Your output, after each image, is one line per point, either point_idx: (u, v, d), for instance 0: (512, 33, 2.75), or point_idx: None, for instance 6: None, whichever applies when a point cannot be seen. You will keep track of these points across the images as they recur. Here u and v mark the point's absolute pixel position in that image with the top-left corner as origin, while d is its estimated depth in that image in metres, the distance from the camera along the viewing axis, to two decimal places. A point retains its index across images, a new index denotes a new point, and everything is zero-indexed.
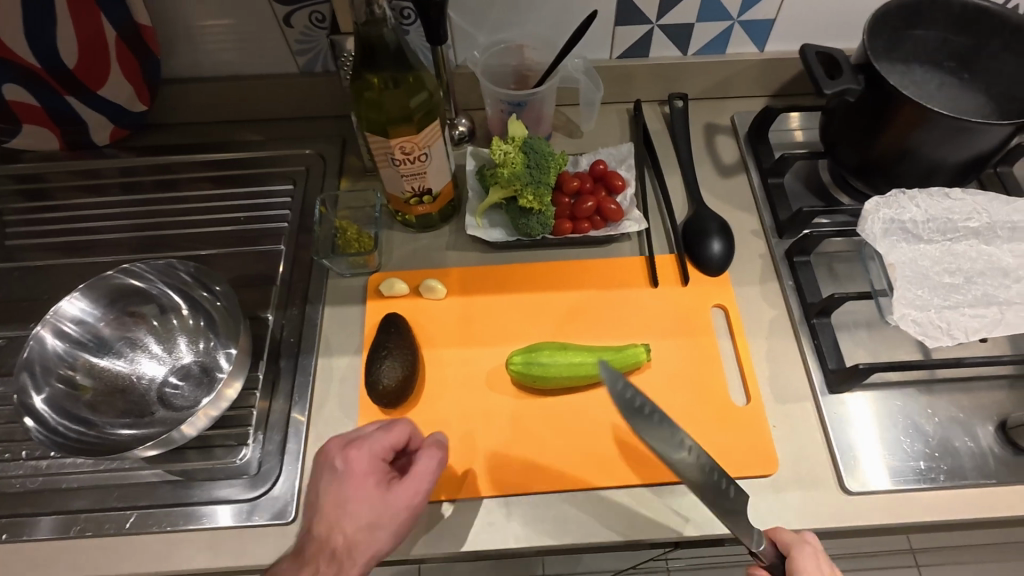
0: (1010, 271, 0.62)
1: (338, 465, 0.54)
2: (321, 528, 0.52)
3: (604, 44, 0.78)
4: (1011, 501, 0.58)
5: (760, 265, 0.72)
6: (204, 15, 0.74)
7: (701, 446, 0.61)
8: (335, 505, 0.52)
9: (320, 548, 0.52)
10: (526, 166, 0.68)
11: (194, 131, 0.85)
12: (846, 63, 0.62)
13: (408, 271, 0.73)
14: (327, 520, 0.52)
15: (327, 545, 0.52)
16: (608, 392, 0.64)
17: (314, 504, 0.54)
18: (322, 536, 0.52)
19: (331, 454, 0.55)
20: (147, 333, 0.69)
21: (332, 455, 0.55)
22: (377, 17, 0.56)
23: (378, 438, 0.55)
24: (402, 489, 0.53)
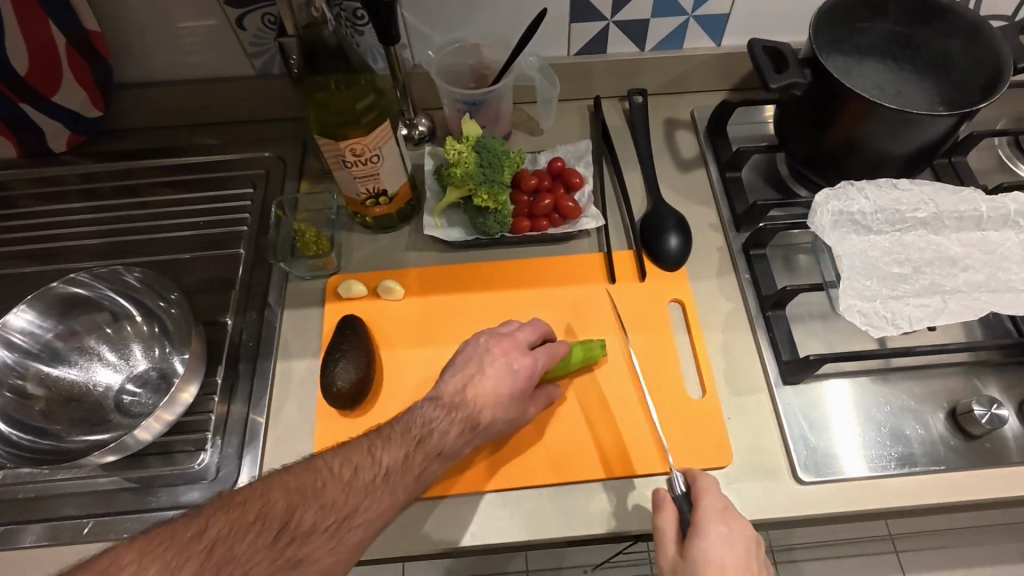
0: (958, 260, 0.64)
1: (513, 365, 0.60)
2: (477, 398, 0.57)
3: (560, 42, 0.78)
4: (962, 487, 0.59)
5: (718, 259, 0.72)
6: (156, 19, 0.73)
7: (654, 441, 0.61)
8: (501, 392, 0.58)
9: (469, 412, 0.57)
10: (480, 165, 0.68)
11: (154, 136, 0.85)
12: (791, 58, 0.62)
13: (368, 273, 0.73)
14: (487, 392, 0.58)
15: (474, 420, 0.57)
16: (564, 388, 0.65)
17: (458, 379, 0.59)
18: (476, 400, 0.57)
19: (505, 351, 0.61)
20: (100, 341, 0.69)
21: (511, 355, 0.61)
22: (316, 19, 0.58)
23: (541, 346, 0.63)
24: (534, 407, 0.61)
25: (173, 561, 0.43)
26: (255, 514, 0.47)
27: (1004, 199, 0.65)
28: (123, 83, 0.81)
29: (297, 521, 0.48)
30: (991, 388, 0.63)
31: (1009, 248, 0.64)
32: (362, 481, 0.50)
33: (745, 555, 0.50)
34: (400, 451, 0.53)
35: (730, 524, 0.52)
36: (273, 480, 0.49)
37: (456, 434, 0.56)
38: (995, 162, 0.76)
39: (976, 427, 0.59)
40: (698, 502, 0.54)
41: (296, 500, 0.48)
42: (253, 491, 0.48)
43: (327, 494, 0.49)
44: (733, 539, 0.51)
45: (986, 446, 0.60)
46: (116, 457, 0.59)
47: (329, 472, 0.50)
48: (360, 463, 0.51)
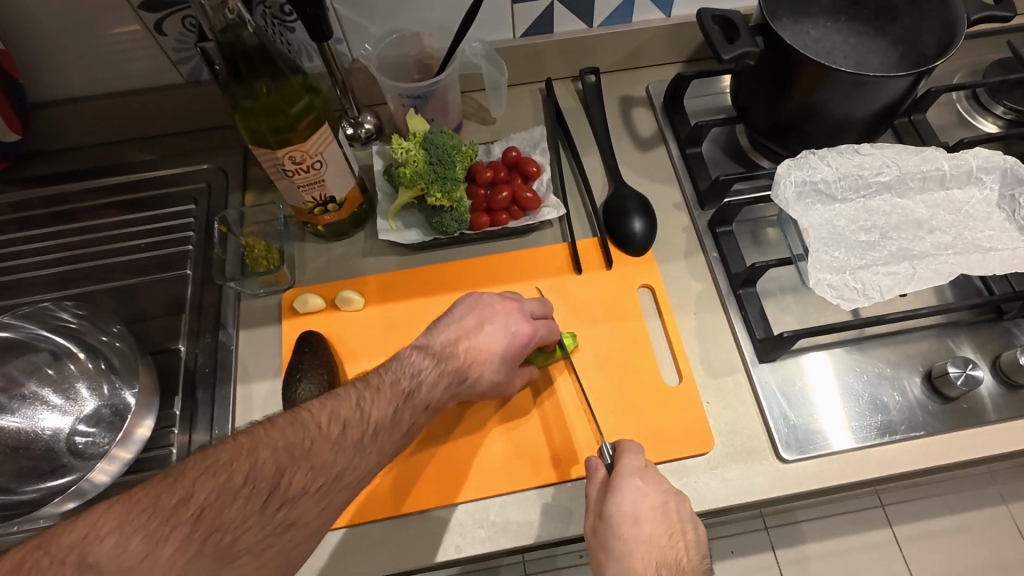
0: (924, 222, 0.64)
1: (512, 327, 0.59)
2: (469, 353, 0.56)
3: (503, 25, 0.74)
4: (943, 450, 0.58)
5: (685, 239, 0.70)
6: (67, 29, 0.68)
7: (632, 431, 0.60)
8: (495, 352, 0.57)
9: (460, 364, 0.55)
10: (429, 163, 0.65)
11: (83, 156, 0.80)
12: (742, 26, 0.60)
13: (324, 285, 0.69)
14: (482, 348, 0.56)
15: (463, 374, 0.55)
16: (535, 389, 0.63)
17: (454, 332, 0.57)
18: (467, 351, 0.56)
19: (507, 311, 0.60)
20: (43, 385, 0.65)
21: (513, 316, 0.59)
22: (233, 21, 0.53)
23: (541, 317, 0.62)
24: (519, 379, 0.60)
25: (160, 531, 0.38)
26: (243, 477, 0.42)
27: (966, 155, 0.64)
28: (42, 102, 0.75)
29: (286, 484, 0.43)
30: (964, 348, 0.63)
31: (973, 206, 0.64)
32: (351, 439, 0.47)
33: (660, 505, 0.52)
34: (389, 406, 0.49)
35: (646, 479, 0.53)
36: (258, 437, 0.44)
37: (444, 386, 0.54)
38: (953, 118, 0.75)
39: (951, 389, 0.58)
40: (616, 462, 0.55)
41: (285, 462, 0.44)
42: (237, 449, 0.44)
43: (315, 453, 0.45)
44: (649, 492, 0.53)
45: (963, 406, 0.60)
46: (76, 504, 0.56)
47: (317, 429, 0.46)
48: (348, 419, 0.47)
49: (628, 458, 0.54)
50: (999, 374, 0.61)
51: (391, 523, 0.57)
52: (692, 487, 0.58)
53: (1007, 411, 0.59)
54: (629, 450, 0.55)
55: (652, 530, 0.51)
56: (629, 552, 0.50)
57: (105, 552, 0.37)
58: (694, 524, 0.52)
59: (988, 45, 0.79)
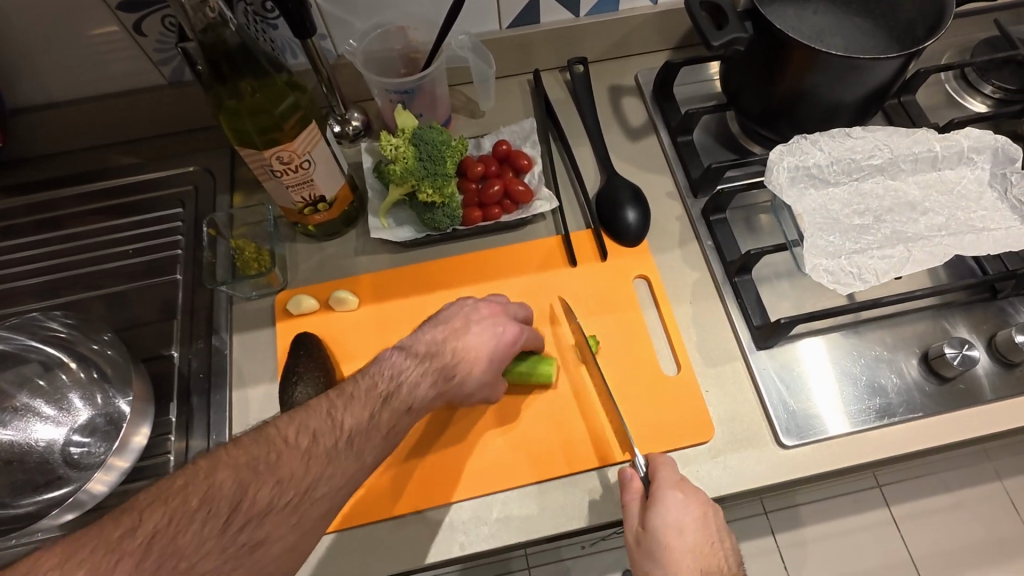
0: (917, 204, 0.64)
1: (499, 328, 0.58)
2: (456, 354, 0.54)
3: (490, 16, 0.73)
4: (941, 430, 0.59)
5: (679, 228, 0.70)
6: (42, 32, 0.66)
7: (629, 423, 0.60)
8: (481, 353, 0.55)
9: (447, 362, 0.53)
10: (419, 159, 0.64)
11: (65, 161, 0.78)
12: (731, 12, 0.59)
13: (316, 285, 0.69)
14: (468, 349, 0.55)
15: (450, 373, 0.53)
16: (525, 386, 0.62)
17: (439, 332, 0.55)
18: (455, 352, 0.54)
19: (494, 313, 0.59)
20: (34, 397, 0.64)
21: (499, 318, 0.58)
22: (214, 20, 0.52)
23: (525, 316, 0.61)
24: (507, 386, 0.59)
25: (105, 562, 0.37)
26: (199, 499, 0.41)
27: (956, 136, 0.64)
28: (21, 107, 0.74)
29: (250, 501, 0.42)
30: (959, 328, 0.63)
31: (964, 186, 0.64)
32: (324, 447, 0.45)
33: (702, 516, 0.52)
34: (364, 411, 0.48)
35: (686, 491, 0.53)
36: (219, 457, 0.43)
37: (426, 386, 0.52)
38: (942, 98, 0.75)
39: (948, 370, 0.58)
40: (655, 474, 0.54)
41: (247, 478, 0.42)
42: (196, 471, 0.42)
43: (282, 466, 0.44)
44: (690, 504, 0.52)
45: (960, 387, 0.60)
46: (74, 514, 0.55)
47: (284, 442, 0.45)
48: (319, 428, 0.46)
49: (665, 472, 0.54)
50: (995, 354, 0.61)
51: (395, 523, 0.57)
52: (693, 477, 0.58)
53: (1003, 390, 0.60)
54: (662, 462, 0.54)
55: (697, 542, 0.51)
56: (679, 564, 0.51)
57: None
58: (727, 527, 0.53)
59: (975, 24, 0.79)
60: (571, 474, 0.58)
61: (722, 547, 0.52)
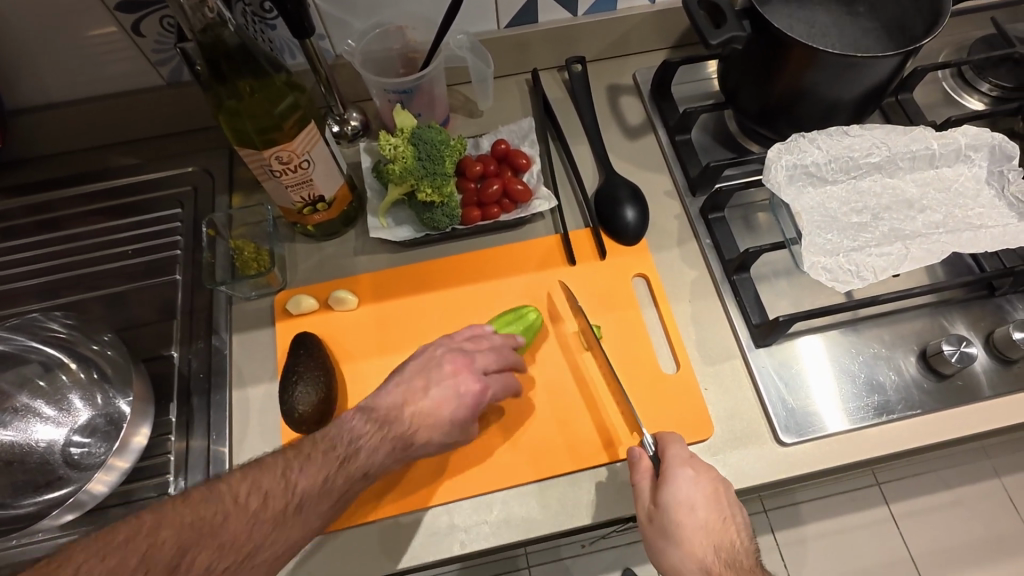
0: (915, 202, 0.64)
1: (461, 388, 0.56)
2: (414, 418, 0.54)
3: (488, 16, 0.74)
4: (939, 427, 0.59)
5: (678, 226, 0.70)
6: (40, 33, 0.66)
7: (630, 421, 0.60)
8: (440, 415, 0.55)
9: (404, 429, 0.53)
10: (418, 159, 0.64)
11: (65, 162, 0.78)
12: (729, 10, 0.59)
13: (316, 285, 0.69)
14: (428, 412, 0.54)
15: (408, 440, 0.53)
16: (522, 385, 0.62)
17: (400, 395, 0.55)
18: (414, 417, 0.54)
19: (457, 372, 0.56)
20: (35, 397, 0.64)
21: (462, 376, 0.56)
22: (213, 20, 0.52)
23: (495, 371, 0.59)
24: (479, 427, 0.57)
25: None
26: (140, 557, 0.41)
27: (954, 134, 0.65)
28: (20, 108, 0.74)
29: (187, 565, 0.42)
30: (957, 325, 0.63)
31: (962, 183, 0.64)
32: (271, 511, 0.46)
33: (712, 492, 0.52)
34: (319, 474, 0.49)
35: (696, 467, 0.53)
36: (165, 512, 0.44)
37: (385, 452, 0.52)
38: (939, 95, 0.75)
39: (946, 367, 0.59)
40: (664, 450, 0.54)
41: (189, 541, 0.43)
42: (138, 528, 0.43)
43: (226, 530, 0.44)
44: (701, 481, 0.53)
45: (958, 384, 0.60)
46: (75, 515, 0.55)
47: (233, 502, 0.46)
48: (270, 489, 0.47)
49: (675, 449, 0.54)
50: (993, 350, 0.61)
51: (396, 522, 0.57)
52: None
53: (1001, 387, 0.60)
54: (672, 440, 0.55)
55: (709, 517, 0.51)
56: (690, 541, 0.51)
57: None
58: (737, 504, 0.53)
59: (972, 22, 0.79)
60: (572, 472, 0.58)
61: (735, 524, 0.52)
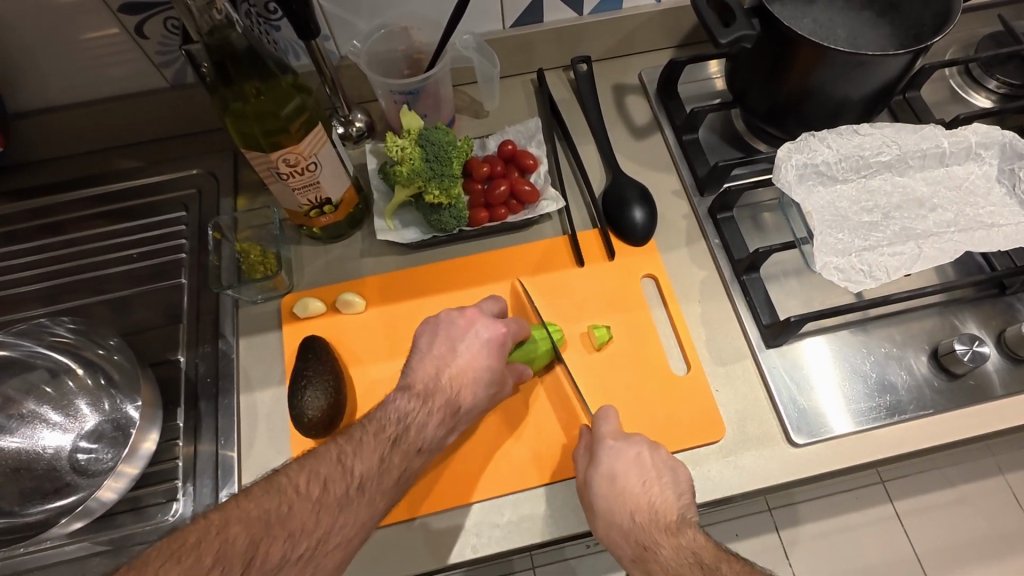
0: (925, 201, 0.64)
1: (483, 335, 0.58)
2: (452, 379, 0.56)
3: (494, 16, 0.73)
4: (951, 427, 0.59)
5: (686, 226, 0.70)
6: (43, 36, 0.65)
7: (636, 423, 0.60)
8: (476, 368, 0.56)
9: (447, 397, 0.55)
10: (426, 160, 0.64)
11: (67, 165, 0.77)
12: (738, 9, 0.59)
13: (322, 288, 0.68)
14: (462, 371, 0.56)
15: (454, 405, 0.55)
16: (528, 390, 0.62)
17: (429, 365, 0.56)
18: (452, 380, 0.56)
19: (471, 321, 0.59)
20: (41, 403, 0.64)
21: (476, 324, 0.59)
22: (220, 22, 0.52)
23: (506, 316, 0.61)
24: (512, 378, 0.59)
25: None
26: (213, 556, 0.41)
27: (964, 132, 0.64)
28: (22, 111, 0.73)
29: (263, 557, 0.42)
30: (968, 324, 0.63)
31: (972, 182, 0.64)
32: (335, 495, 0.46)
33: (632, 458, 0.54)
34: (374, 456, 0.49)
35: (620, 437, 0.55)
36: (230, 512, 0.43)
37: (436, 423, 0.53)
38: (946, 93, 0.75)
39: (958, 366, 0.58)
40: (594, 427, 0.57)
41: (259, 534, 0.43)
42: (207, 527, 0.42)
43: (293, 519, 0.44)
44: (622, 448, 0.54)
45: (970, 383, 0.60)
46: (84, 522, 0.54)
47: (295, 491, 0.46)
48: (330, 475, 0.47)
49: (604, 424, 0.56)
50: (1004, 350, 0.61)
51: (406, 528, 0.56)
52: (706, 477, 0.58)
53: (1013, 386, 0.60)
54: (607, 414, 0.56)
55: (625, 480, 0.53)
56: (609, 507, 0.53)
57: None
58: (669, 468, 0.54)
59: (978, 20, 0.79)
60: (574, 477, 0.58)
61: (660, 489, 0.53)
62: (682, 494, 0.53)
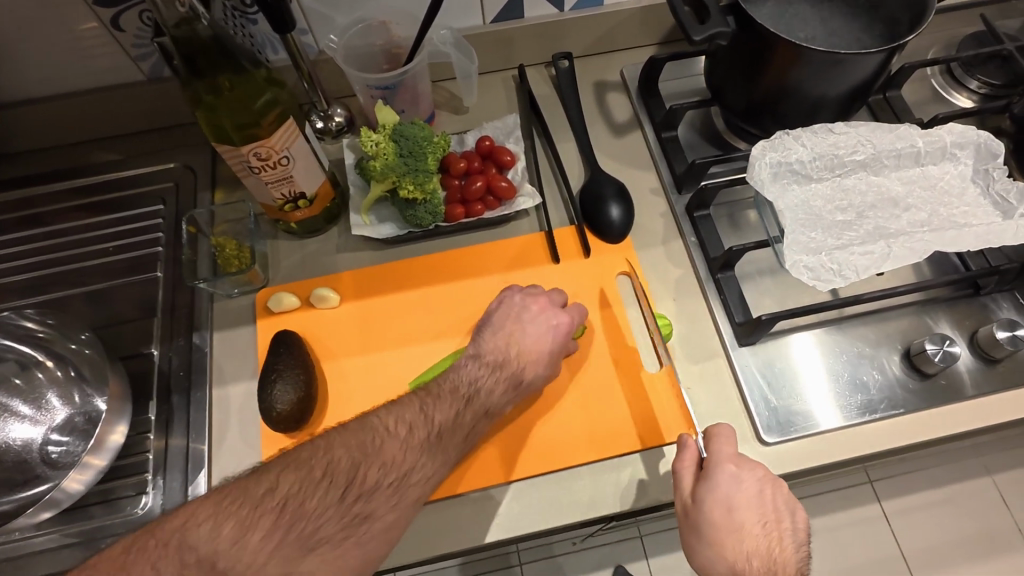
0: (900, 200, 0.63)
1: (552, 321, 0.61)
2: (520, 355, 0.58)
3: (474, 11, 0.73)
4: (923, 426, 0.59)
5: (663, 224, 0.70)
6: (15, 28, 0.65)
7: (595, 426, 0.59)
8: (543, 349, 0.59)
9: (514, 370, 0.57)
10: (400, 155, 0.64)
11: (45, 158, 0.77)
12: (713, 6, 0.59)
13: (297, 283, 0.68)
14: (531, 349, 0.58)
15: (519, 378, 0.57)
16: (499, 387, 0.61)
17: (499, 338, 0.59)
18: (519, 357, 0.58)
19: (542, 309, 0.61)
20: (11, 396, 0.63)
21: (548, 312, 0.61)
22: (187, 15, 0.51)
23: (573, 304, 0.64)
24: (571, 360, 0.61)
25: (248, 518, 0.43)
26: (321, 470, 0.46)
27: (940, 132, 0.65)
28: None
29: (361, 479, 0.47)
30: (942, 324, 0.63)
31: (947, 181, 0.64)
32: (419, 438, 0.50)
33: (755, 493, 0.52)
34: (451, 410, 0.53)
35: (742, 465, 0.53)
36: (333, 438, 0.48)
37: (502, 392, 0.56)
38: (927, 93, 0.75)
39: (929, 366, 0.58)
40: (711, 449, 0.53)
41: (359, 458, 0.47)
42: (315, 448, 0.48)
43: (384, 452, 0.48)
44: (745, 479, 0.52)
45: (942, 383, 0.60)
46: (52, 513, 0.54)
47: (386, 430, 0.49)
48: (414, 421, 0.51)
49: (720, 450, 0.53)
50: (977, 350, 0.61)
51: None
52: None
53: (984, 386, 0.60)
54: (722, 434, 0.54)
55: (746, 518, 0.51)
56: (722, 543, 0.51)
57: (201, 536, 0.42)
58: (790, 513, 0.52)
59: (960, 19, 0.78)
60: (546, 472, 0.57)
61: (779, 531, 0.51)
62: (800, 543, 0.52)
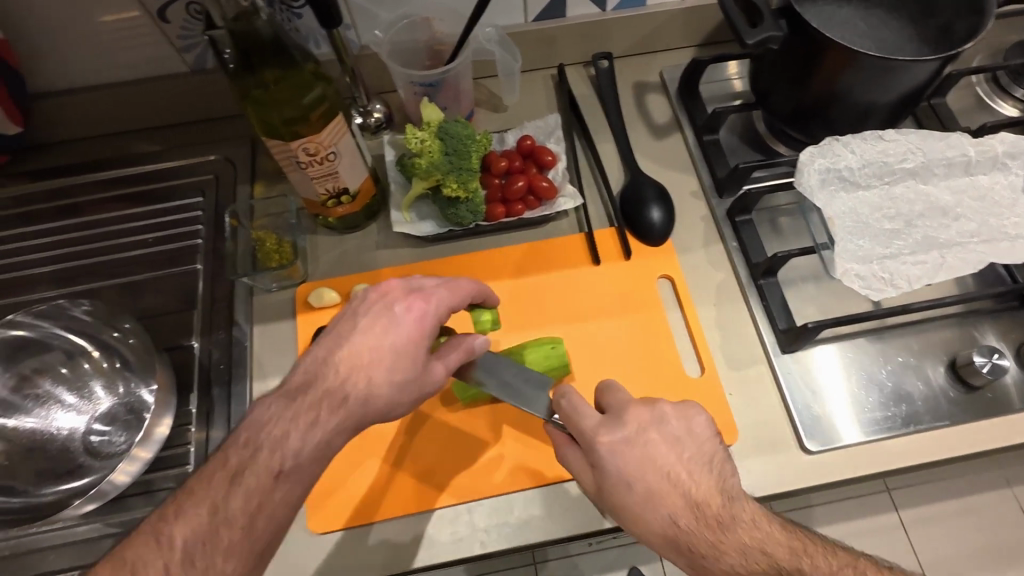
0: (949, 209, 0.63)
1: (395, 313, 0.50)
2: (335, 371, 0.48)
3: (518, 9, 0.72)
4: (967, 438, 0.58)
5: (704, 228, 0.69)
6: (64, 18, 0.65)
7: None
8: (376, 350, 0.48)
9: (322, 392, 0.47)
10: (445, 153, 0.63)
11: (88, 147, 0.78)
12: (765, 10, 0.58)
13: (336, 279, 0.68)
14: (352, 357, 0.48)
15: (333, 401, 0.47)
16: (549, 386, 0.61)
17: (320, 352, 0.49)
18: (352, 367, 0.48)
19: (386, 300, 0.51)
20: (55, 385, 0.64)
21: (389, 303, 0.50)
22: (246, 8, 0.52)
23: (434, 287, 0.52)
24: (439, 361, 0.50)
25: None
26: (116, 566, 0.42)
27: (991, 141, 0.64)
28: (42, 92, 0.73)
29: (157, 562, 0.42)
30: (987, 336, 0.62)
31: (997, 192, 0.63)
32: (215, 506, 0.44)
33: (635, 453, 0.49)
34: (238, 469, 0.45)
35: (609, 430, 0.49)
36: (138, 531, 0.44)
37: (315, 426, 0.46)
38: (972, 101, 0.74)
39: (976, 378, 0.58)
40: (574, 425, 0.50)
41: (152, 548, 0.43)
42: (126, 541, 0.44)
43: (186, 529, 0.43)
44: (616, 446, 0.49)
45: (988, 396, 0.59)
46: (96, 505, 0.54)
47: (194, 504, 0.44)
48: (224, 488, 0.45)
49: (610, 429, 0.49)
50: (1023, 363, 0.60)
51: (416, 522, 0.57)
52: None
53: None
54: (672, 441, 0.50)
55: (640, 484, 0.48)
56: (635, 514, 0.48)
57: None
58: (692, 440, 0.50)
59: (1008, 27, 0.77)
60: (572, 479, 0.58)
61: (693, 477, 0.48)
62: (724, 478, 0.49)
